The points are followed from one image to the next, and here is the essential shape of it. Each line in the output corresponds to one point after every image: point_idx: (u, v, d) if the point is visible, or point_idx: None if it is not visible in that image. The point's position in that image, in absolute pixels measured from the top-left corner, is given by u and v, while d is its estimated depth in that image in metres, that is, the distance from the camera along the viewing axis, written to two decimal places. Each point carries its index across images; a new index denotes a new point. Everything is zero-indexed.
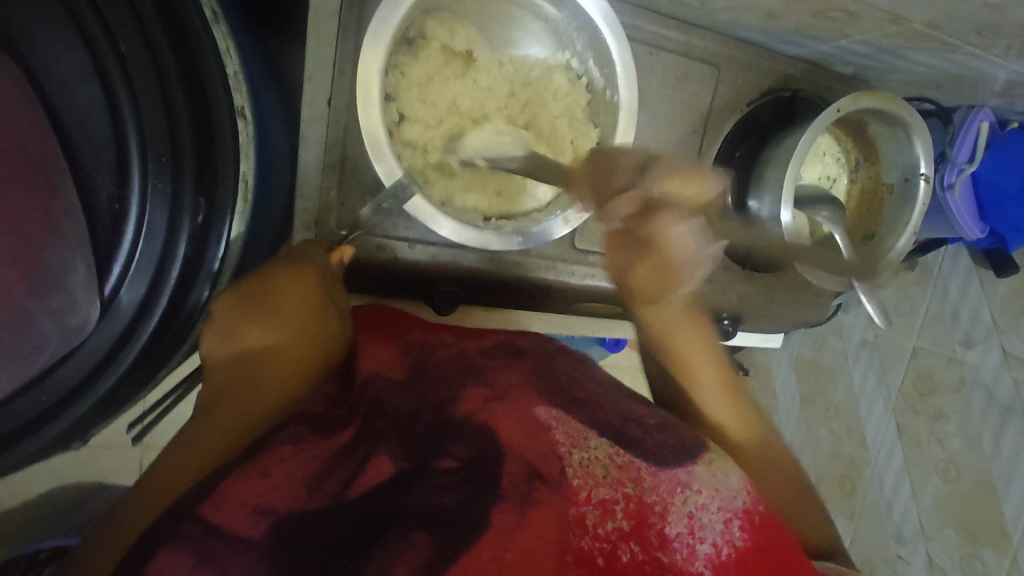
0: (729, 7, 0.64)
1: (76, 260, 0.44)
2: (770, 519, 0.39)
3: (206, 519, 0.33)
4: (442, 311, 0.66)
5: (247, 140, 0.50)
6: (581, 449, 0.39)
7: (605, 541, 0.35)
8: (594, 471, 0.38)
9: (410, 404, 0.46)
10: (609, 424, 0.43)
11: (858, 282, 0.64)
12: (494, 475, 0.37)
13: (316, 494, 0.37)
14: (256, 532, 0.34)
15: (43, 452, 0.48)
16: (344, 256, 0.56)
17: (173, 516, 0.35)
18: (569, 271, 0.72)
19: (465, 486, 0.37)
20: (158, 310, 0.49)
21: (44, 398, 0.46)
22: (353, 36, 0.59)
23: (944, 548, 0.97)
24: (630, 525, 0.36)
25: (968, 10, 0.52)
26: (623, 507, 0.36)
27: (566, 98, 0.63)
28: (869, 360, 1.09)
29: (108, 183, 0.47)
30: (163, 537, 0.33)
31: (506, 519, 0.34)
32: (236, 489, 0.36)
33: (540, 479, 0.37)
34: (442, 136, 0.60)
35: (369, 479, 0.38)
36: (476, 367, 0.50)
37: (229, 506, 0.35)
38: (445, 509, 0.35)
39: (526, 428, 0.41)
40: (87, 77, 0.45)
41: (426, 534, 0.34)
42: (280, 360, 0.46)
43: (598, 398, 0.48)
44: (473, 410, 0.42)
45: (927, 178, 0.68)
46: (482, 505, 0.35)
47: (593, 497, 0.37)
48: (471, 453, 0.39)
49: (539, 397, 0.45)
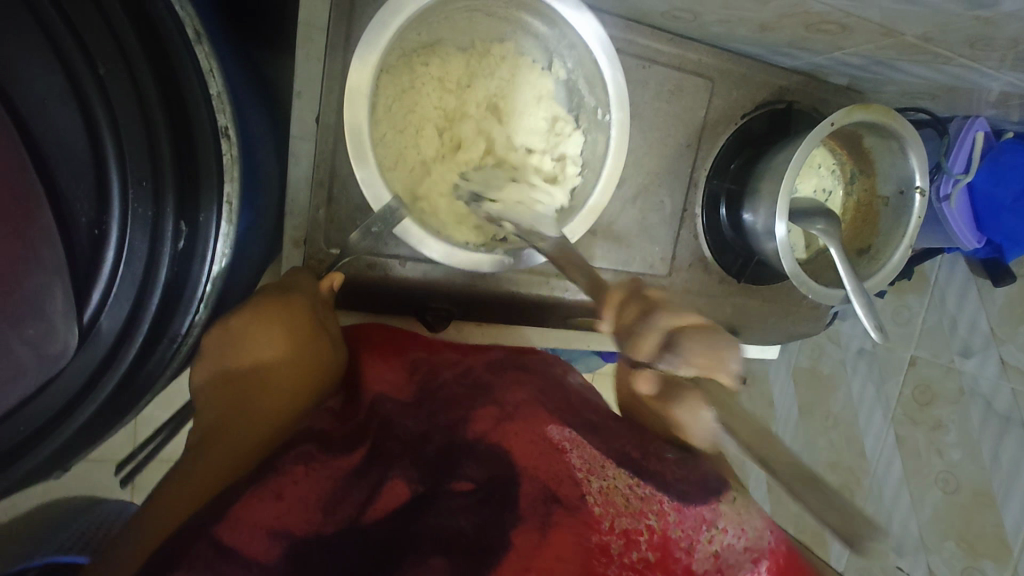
0: (721, 21, 0.64)
1: (55, 287, 0.44)
2: (797, 562, 0.36)
3: (223, 543, 0.34)
4: (435, 327, 0.66)
5: (233, 162, 0.48)
6: (599, 477, 0.40)
7: (631, 568, 0.36)
8: (614, 500, 0.38)
9: (418, 425, 0.46)
10: (626, 453, 0.43)
11: (852, 295, 0.63)
12: (510, 495, 0.39)
13: (331, 518, 0.38)
14: (271, 556, 0.35)
15: (17, 485, 0.46)
16: (335, 282, 0.55)
17: (189, 532, 0.35)
18: (562, 287, 0.71)
19: (480, 509, 0.38)
20: (139, 338, 0.47)
21: (21, 428, 0.45)
22: (341, 52, 0.58)
23: (945, 562, 0.96)
24: (655, 556, 0.36)
25: (959, 23, 0.51)
26: (647, 539, 0.36)
27: (540, 97, 0.62)
28: (866, 371, 1.10)
29: (87, 210, 0.46)
30: (175, 557, 0.33)
31: (526, 540, 0.36)
32: (249, 511, 0.36)
33: (557, 502, 0.38)
34: (419, 137, 0.59)
35: (386, 501, 0.39)
36: (484, 384, 0.49)
37: (243, 529, 0.35)
38: (462, 531, 0.37)
39: (540, 449, 0.42)
40: (66, 103, 0.44)
41: (442, 559, 0.35)
42: (283, 382, 0.46)
43: (609, 424, 0.48)
44: (484, 432, 0.43)
45: (922, 191, 0.67)
46: (499, 527, 0.37)
47: (616, 527, 0.37)
48: (484, 474, 0.40)
49: (549, 415, 0.45)
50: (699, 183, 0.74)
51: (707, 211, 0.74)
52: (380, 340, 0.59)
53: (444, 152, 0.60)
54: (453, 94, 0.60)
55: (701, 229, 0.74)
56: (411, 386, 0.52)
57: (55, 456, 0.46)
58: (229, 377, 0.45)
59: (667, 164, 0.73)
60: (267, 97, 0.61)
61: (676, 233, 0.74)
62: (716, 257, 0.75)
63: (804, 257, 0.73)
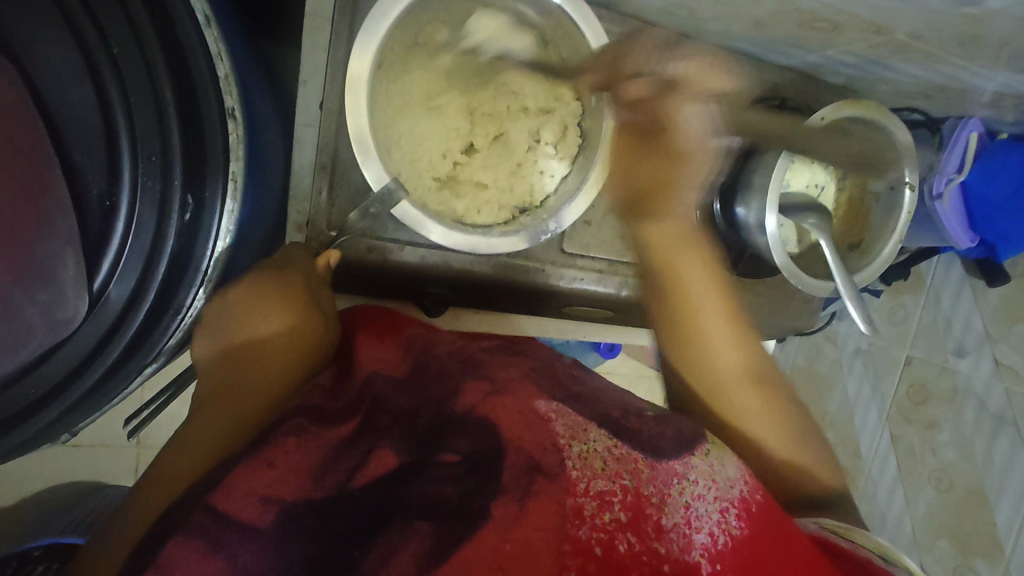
0: (716, 17, 0.66)
1: (66, 254, 0.47)
2: (768, 510, 0.37)
3: (216, 509, 0.37)
4: (431, 311, 0.70)
5: (239, 141, 0.48)
6: (580, 442, 0.39)
7: (602, 532, 0.35)
8: (592, 463, 0.37)
9: (410, 401, 0.47)
10: (608, 417, 0.43)
11: (842, 289, 0.65)
12: (495, 466, 0.38)
13: (323, 484, 0.40)
14: (264, 521, 0.37)
15: (24, 447, 0.47)
16: (331, 259, 0.57)
17: (188, 502, 0.39)
18: (558, 274, 0.72)
19: (466, 478, 0.38)
20: (144, 306, 0.49)
21: (32, 390, 0.47)
22: (346, 44, 0.60)
23: (937, 559, 0.97)
24: (627, 517, 0.35)
25: (949, 21, 0.53)
26: (621, 500, 0.36)
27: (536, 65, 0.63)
28: (862, 369, 1.06)
29: (99, 181, 0.49)
30: (180, 522, 0.37)
31: (505, 513, 0.35)
32: (242, 479, 0.38)
33: (539, 471, 0.37)
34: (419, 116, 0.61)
35: (373, 469, 0.41)
36: (477, 361, 0.49)
37: (238, 496, 0.38)
38: (447, 499, 0.37)
39: (526, 420, 0.40)
40: (82, 80, 0.48)
41: (427, 522, 0.36)
42: (285, 355, 0.49)
43: (597, 393, 0.48)
44: (472, 405, 0.42)
45: (912, 185, 0.69)
46: (482, 495, 0.36)
47: (591, 489, 0.36)
48: (471, 446, 0.40)
49: (537, 389, 0.44)
50: None
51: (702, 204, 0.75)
52: (381, 317, 0.60)
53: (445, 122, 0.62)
54: (468, 71, 0.62)
55: None
56: (408, 363, 0.52)
57: (62, 422, 0.48)
58: (229, 348, 0.48)
59: None
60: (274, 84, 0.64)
61: None
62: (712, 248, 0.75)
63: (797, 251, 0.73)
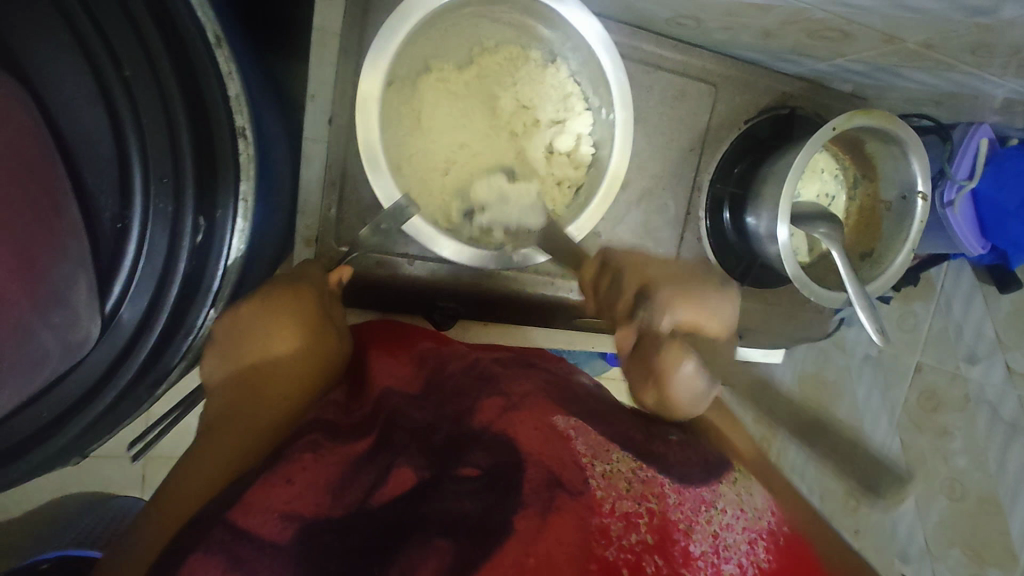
0: (725, 28, 0.65)
1: (79, 277, 0.47)
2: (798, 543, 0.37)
3: (236, 526, 0.37)
4: (441, 325, 0.68)
5: (250, 160, 0.49)
6: (603, 462, 0.39)
7: (629, 553, 0.34)
8: (617, 484, 0.37)
9: (424, 416, 0.46)
10: (630, 438, 0.43)
11: (854, 299, 0.64)
12: (516, 481, 0.38)
13: (342, 501, 0.39)
14: (284, 537, 0.37)
15: (38, 470, 0.47)
16: (343, 276, 0.57)
17: (205, 519, 0.38)
18: (568, 287, 0.72)
19: (486, 493, 0.38)
20: (157, 328, 0.49)
21: (45, 413, 0.47)
22: (354, 59, 0.60)
23: (950, 569, 0.96)
24: (654, 539, 0.35)
25: (960, 30, 0.53)
26: (647, 522, 0.35)
27: (546, 79, 0.63)
28: (872, 377, 1.02)
29: (111, 205, 0.49)
30: (198, 540, 0.36)
31: (529, 525, 0.35)
32: (263, 495, 0.38)
33: (561, 487, 0.37)
34: (427, 129, 0.61)
35: (392, 487, 0.40)
36: (491, 376, 0.49)
37: (257, 512, 0.37)
38: (466, 514, 0.37)
39: (544, 437, 0.40)
40: (93, 102, 0.48)
41: (448, 540, 0.35)
42: (295, 374, 0.47)
43: (616, 412, 0.48)
44: (490, 420, 0.42)
45: (924, 197, 0.67)
46: (504, 512, 0.36)
47: (617, 509, 0.36)
48: (490, 461, 0.40)
49: (554, 406, 0.44)
50: (703, 188, 0.75)
51: (711, 214, 0.75)
52: (390, 335, 0.60)
53: (454, 135, 0.62)
54: (478, 84, 0.63)
55: (705, 231, 0.75)
56: (421, 381, 0.52)
57: (74, 444, 0.48)
58: (240, 368, 0.47)
59: (671, 168, 0.74)
60: (283, 99, 0.64)
61: (681, 235, 0.75)
62: (720, 256, 0.75)
63: (807, 261, 0.74)
